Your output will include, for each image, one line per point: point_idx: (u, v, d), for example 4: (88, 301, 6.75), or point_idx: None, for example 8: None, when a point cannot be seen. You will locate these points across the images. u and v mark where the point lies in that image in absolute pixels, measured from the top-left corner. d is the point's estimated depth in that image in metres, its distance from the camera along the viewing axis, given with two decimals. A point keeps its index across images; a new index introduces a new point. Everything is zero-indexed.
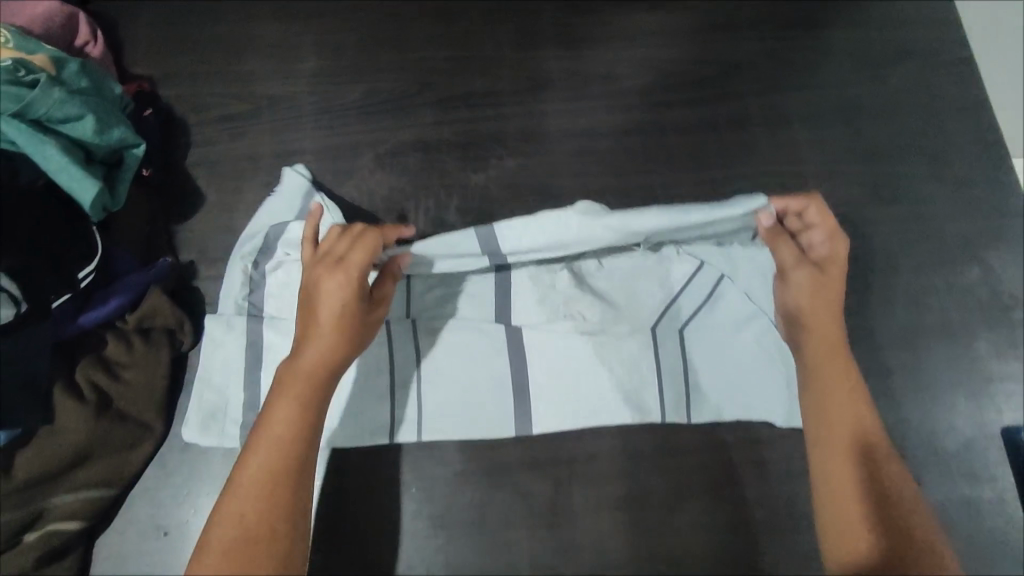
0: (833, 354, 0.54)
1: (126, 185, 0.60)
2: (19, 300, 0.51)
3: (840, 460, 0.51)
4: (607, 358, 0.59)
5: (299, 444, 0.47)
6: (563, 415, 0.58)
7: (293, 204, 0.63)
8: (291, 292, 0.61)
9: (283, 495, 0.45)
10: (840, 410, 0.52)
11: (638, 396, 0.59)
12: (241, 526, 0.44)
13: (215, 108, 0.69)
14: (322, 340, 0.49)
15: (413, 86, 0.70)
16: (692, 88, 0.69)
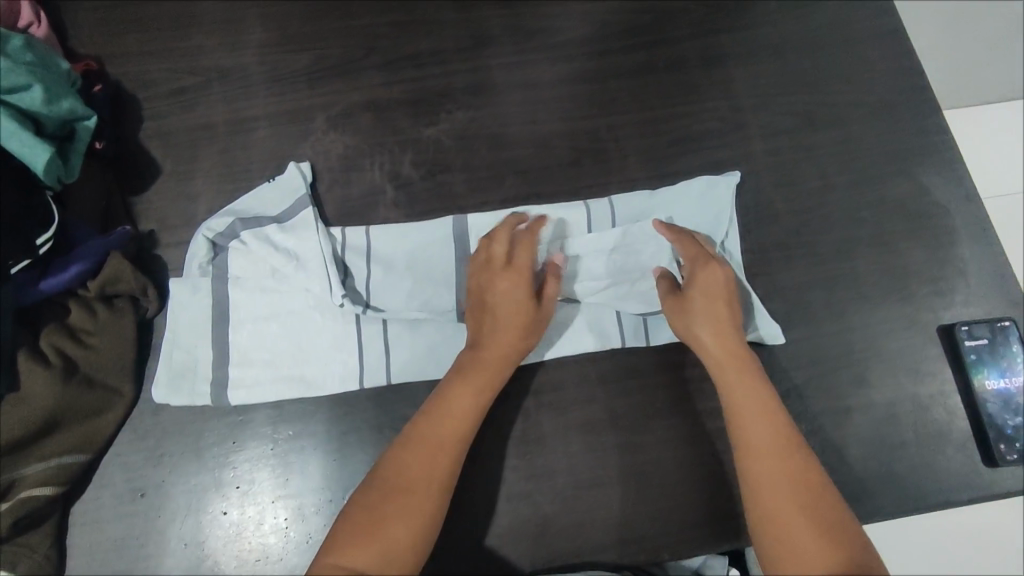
0: (746, 391, 0.55)
1: (79, 156, 0.61)
2: None
3: (770, 483, 0.51)
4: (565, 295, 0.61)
5: (451, 421, 0.53)
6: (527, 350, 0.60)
7: (276, 195, 0.64)
8: (259, 256, 0.62)
9: (425, 465, 0.51)
10: (767, 453, 0.52)
11: (599, 326, 0.61)
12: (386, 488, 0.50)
13: (165, 84, 0.70)
14: (506, 327, 0.57)
15: (361, 50, 0.71)
16: (631, 35, 0.73)
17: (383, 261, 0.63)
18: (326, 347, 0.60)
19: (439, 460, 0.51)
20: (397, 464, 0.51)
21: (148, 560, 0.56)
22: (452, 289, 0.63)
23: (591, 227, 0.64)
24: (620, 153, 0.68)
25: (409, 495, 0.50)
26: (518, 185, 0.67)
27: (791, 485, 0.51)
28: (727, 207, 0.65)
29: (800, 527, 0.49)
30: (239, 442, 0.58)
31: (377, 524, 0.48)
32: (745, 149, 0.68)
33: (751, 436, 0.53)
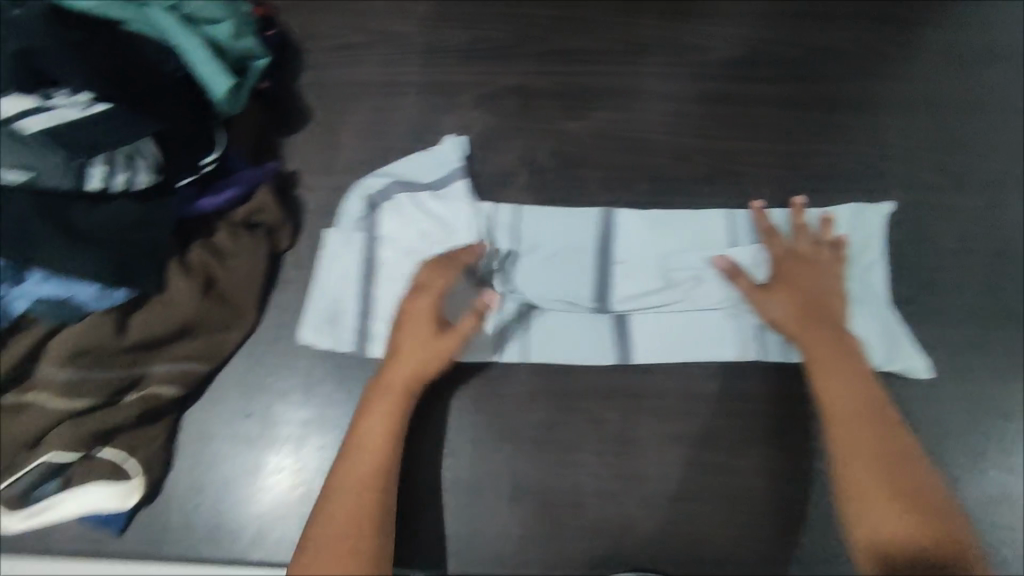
0: (827, 354, 0.55)
1: (246, 92, 0.62)
2: (159, 170, 0.55)
3: (857, 436, 0.51)
4: (703, 303, 0.61)
5: (373, 442, 0.54)
6: (662, 350, 0.60)
7: (432, 161, 0.67)
8: (411, 218, 0.65)
9: (346, 478, 0.52)
10: (860, 431, 0.52)
11: (739, 339, 0.60)
12: (349, 507, 0.51)
13: (330, 38, 0.73)
14: (414, 356, 0.56)
15: (517, 37, 0.74)
16: (784, 65, 0.72)
17: (528, 235, 0.64)
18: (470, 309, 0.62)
19: (340, 477, 0.52)
20: (338, 480, 0.52)
21: (246, 476, 0.59)
22: (592, 279, 0.63)
23: (738, 240, 0.64)
24: (754, 180, 0.68)
25: (339, 512, 0.50)
26: (649, 191, 0.68)
27: (879, 466, 0.50)
28: (876, 235, 0.65)
29: (881, 503, 0.48)
30: (346, 386, 0.61)
31: (349, 485, 0.52)
32: (884, 198, 0.67)
33: (847, 415, 0.52)
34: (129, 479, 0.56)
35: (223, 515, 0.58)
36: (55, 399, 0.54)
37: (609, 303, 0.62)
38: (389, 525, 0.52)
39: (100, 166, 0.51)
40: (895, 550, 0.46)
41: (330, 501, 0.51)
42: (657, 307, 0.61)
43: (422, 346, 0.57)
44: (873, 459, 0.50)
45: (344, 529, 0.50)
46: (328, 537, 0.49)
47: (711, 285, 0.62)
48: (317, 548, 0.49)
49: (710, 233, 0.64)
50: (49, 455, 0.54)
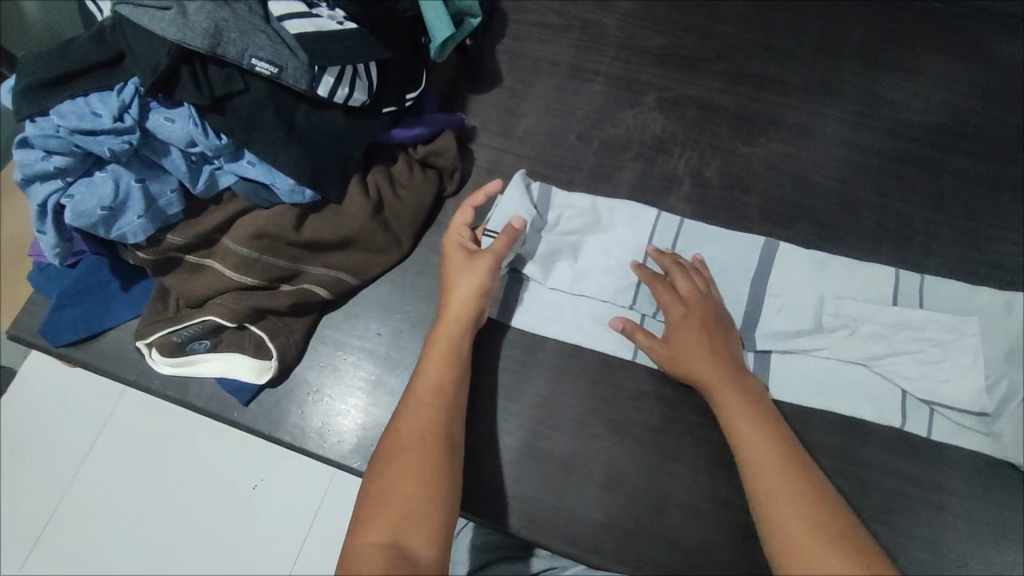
0: (738, 401, 0.54)
1: (456, 43, 0.67)
2: (370, 94, 0.59)
3: (772, 486, 0.49)
4: (847, 356, 0.60)
5: (436, 378, 0.54)
6: (794, 391, 0.60)
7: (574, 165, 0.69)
8: (569, 212, 0.67)
9: (412, 414, 0.52)
10: (767, 464, 0.51)
11: (878, 400, 0.59)
12: (400, 445, 0.51)
13: (533, 14, 0.77)
14: (455, 286, 0.59)
15: (710, 52, 0.74)
16: (984, 142, 0.69)
17: (685, 244, 0.66)
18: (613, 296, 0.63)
19: (411, 414, 0.52)
20: (401, 421, 0.52)
21: (360, 389, 0.62)
22: (742, 303, 0.63)
23: (896, 301, 0.63)
24: (925, 248, 0.65)
25: (401, 449, 0.50)
26: (808, 232, 0.66)
27: (807, 515, 0.48)
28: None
29: (840, 556, 0.45)
30: (476, 336, 0.64)
31: (416, 403, 0.53)
32: None
33: (752, 458, 0.51)
34: (269, 359, 0.61)
35: (333, 417, 0.61)
36: (233, 268, 0.60)
37: (753, 333, 0.62)
38: (454, 447, 0.52)
39: (330, 77, 0.56)
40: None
41: (400, 416, 0.53)
42: (801, 347, 0.61)
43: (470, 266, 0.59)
44: (797, 515, 0.47)
45: (412, 441, 0.51)
46: (393, 448, 0.51)
47: (858, 339, 0.60)
48: (387, 456, 0.50)
49: (870, 290, 0.63)
50: (211, 316, 0.59)
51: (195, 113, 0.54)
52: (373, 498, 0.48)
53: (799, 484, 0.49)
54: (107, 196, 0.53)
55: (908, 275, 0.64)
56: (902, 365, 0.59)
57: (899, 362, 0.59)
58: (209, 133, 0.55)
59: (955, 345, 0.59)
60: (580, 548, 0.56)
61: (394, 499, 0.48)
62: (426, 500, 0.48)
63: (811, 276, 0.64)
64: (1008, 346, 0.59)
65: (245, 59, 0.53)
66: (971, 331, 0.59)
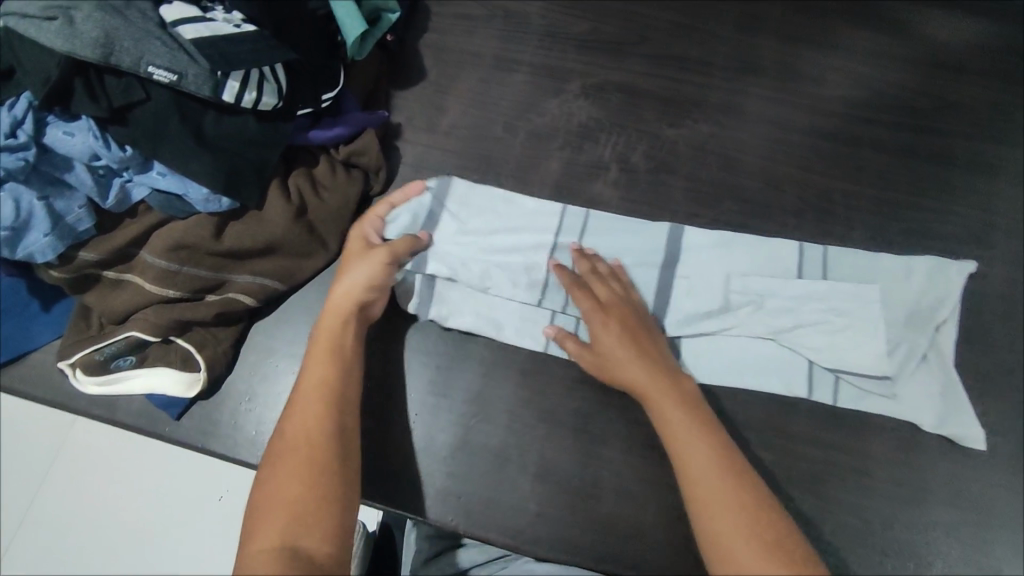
0: (671, 401, 0.53)
1: (374, 41, 0.67)
2: (281, 97, 0.58)
3: (714, 492, 0.48)
4: (757, 332, 0.61)
5: (324, 370, 0.55)
6: (707, 368, 0.61)
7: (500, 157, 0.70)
8: (479, 203, 0.67)
9: (299, 414, 0.52)
10: (685, 440, 0.51)
11: (787, 372, 0.60)
12: (288, 448, 0.50)
13: (457, 6, 0.76)
14: (346, 280, 0.60)
15: (634, 37, 0.74)
16: (903, 112, 0.70)
17: (592, 233, 0.66)
18: (523, 288, 0.63)
19: (300, 414, 0.52)
20: (289, 424, 0.52)
21: None
22: (649, 292, 0.63)
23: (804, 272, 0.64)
24: (847, 221, 0.66)
25: (290, 454, 0.50)
26: (734, 210, 0.67)
27: (723, 485, 0.49)
28: (950, 292, 0.62)
29: (751, 517, 0.47)
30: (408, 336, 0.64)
31: (308, 407, 0.53)
32: (984, 269, 0.64)
33: (677, 433, 0.52)
34: (197, 371, 0.60)
35: (267, 424, 0.61)
36: (154, 283, 0.59)
37: (664, 315, 0.63)
38: (347, 441, 0.52)
39: (235, 81, 0.54)
40: None
41: (285, 421, 0.52)
42: (711, 324, 0.62)
43: (361, 261, 0.61)
44: (738, 519, 0.47)
45: (303, 443, 0.50)
46: (281, 455, 0.50)
47: (768, 313, 0.61)
48: (276, 461, 0.50)
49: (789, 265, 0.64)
50: (133, 331, 0.59)
51: (94, 125, 0.53)
52: (265, 503, 0.48)
53: (739, 489, 0.49)
54: (6, 215, 0.52)
55: (814, 248, 0.65)
56: (808, 336, 0.60)
57: (807, 333, 0.60)
58: (112, 145, 0.54)
59: (857, 311, 0.60)
60: (517, 539, 0.57)
61: (284, 502, 0.47)
62: (321, 497, 0.48)
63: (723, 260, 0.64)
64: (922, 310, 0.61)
65: (141, 67, 0.51)
66: (870, 297, 0.61)
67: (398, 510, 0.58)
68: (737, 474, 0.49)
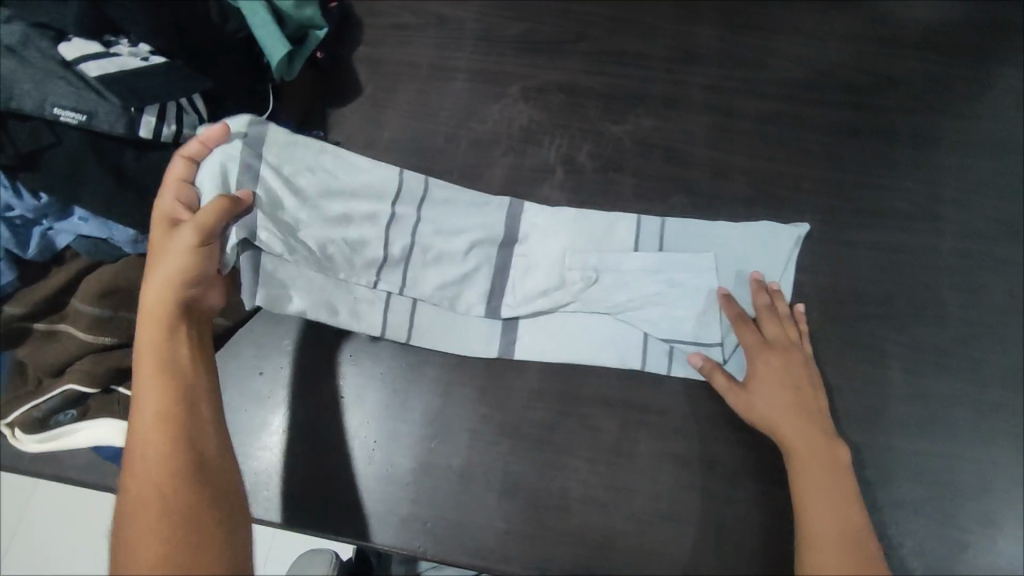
0: (817, 452, 0.53)
1: (302, 60, 0.65)
2: (204, 127, 0.56)
3: (839, 547, 0.49)
4: (595, 308, 0.62)
5: (156, 387, 0.48)
6: (548, 348, 0.61)
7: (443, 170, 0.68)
8: (301, 154, 0.61)
9: (142, 448, 0.47)
10: (812, 484, 0.52)
11: (627, 347, 0.61)
12: (141, 490, 0.45)
13: (388, 16, 0.74)
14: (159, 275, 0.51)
15: (571, 34, 0.72)
16: (844, 91, 0.69)
17: (431, 211, 0.64)
18: (359, 275, 0.62)
19: (144, 448, 0.47)
20: (133, 463, 0.46)
21: (250, 433, 0.60)
22: (491, 269, 0.64)
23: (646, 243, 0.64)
24: (796, 205, 0.66)
25: (144, 498, 0.45)
26: (683, 204, 0.66)
27: (843, 537, 0.50)
28: (784, 255, 0.63)
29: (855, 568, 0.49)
30: (354, 356, 0.62)
31: (145, 454, 0.46)
32: (933, 242, 0.64)
33: (805, 473, 0.53)
34: None
35: None
36: (88, 330, 0.57)
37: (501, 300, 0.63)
38: (209, 458, 0.48)
39: (151, 115, 0.53)
40: None
41: (128, 459, 0.47)
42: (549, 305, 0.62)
43: (163, 250, 0.51)
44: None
45: (148, 492, 0.45)
46: (132, 500, 0.45)
47: (610, 289, 0.62)
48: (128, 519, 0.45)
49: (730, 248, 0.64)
50: (71, 383, 0.56)
51: (4, 175, 0.52)
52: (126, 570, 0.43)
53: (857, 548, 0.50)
54: None
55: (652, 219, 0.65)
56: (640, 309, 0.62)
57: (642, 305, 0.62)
58: (23, 194, 0.53)
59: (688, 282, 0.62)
60: (488, 560, 0.56)
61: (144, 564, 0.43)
62: (183, 543, 0.44)
63: (563, 237, 0.64)
64: (866, 295, 0.63)
65: (46, 109, 0.50)
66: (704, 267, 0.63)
67: (365, 541, 0.57)
68: (852, 530, 0.50)
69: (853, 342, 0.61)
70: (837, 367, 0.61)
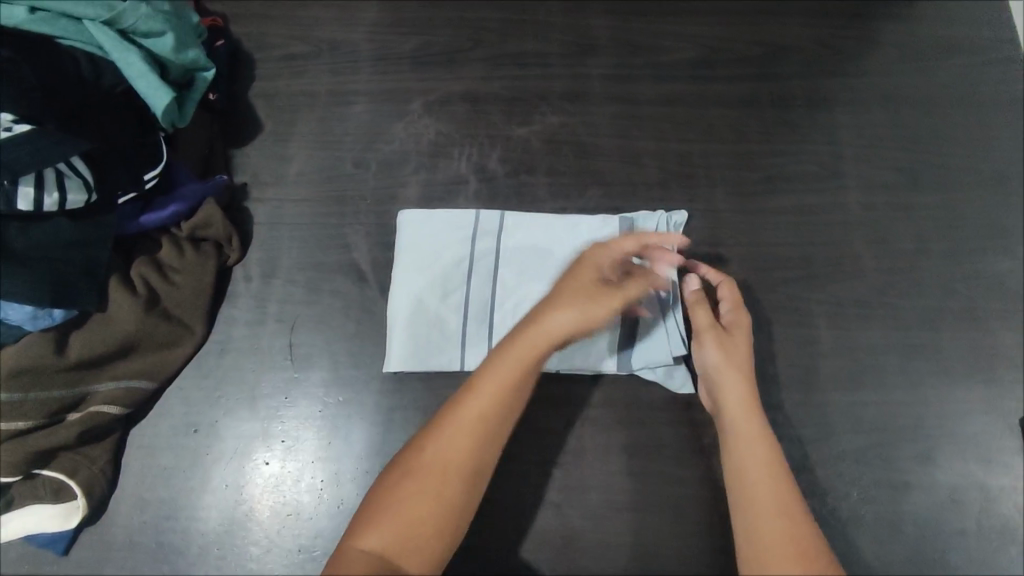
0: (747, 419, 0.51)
1: (194, 104, 0.63)
2: (90, 189, 0.55)
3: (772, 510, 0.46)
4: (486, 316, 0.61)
5: (473, 387, 0.47)
6: (440, 358, 0.60)
7: (356, 196, 0.67)
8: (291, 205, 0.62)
9: (465, 438, 0.46)
10: (742, 451, 0.50)
11: None
12: (436, 466, 0.45)
13: (281, 47, 0.73)
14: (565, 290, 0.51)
15: (467, 42, 0.72)
16: (738, 65, 0.71)
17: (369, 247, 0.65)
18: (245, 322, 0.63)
19: (462, 434, 0.46)
20: (429, 451, 0.46)
21: (191, 493, 0.58)
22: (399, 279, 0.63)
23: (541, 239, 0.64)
24: (707, 181, 0.67)
25: (439, 481, 0.45)
26: (599, 196, 0.67)
27: (780, 496, 0.47)
28: None
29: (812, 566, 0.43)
30: (290, 398, 0.61)
31: (471, 429, 0.46)
32: (840, 199, 0.66)
33: (745, 461, 0.49)
34: (75, 498, 0.56)
35: (165, 529, 0.57)
36: None
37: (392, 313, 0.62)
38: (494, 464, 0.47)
39: (28, 187, 0.52)
40: None
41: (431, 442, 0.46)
42: (445, 316, 0.61)
43: (569, 282, 0.51)
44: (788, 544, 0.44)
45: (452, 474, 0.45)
46: (408, 479, 0.45)
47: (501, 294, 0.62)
48: (404, 479, 0.45)
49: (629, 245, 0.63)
50: None
51: None
52: (370, 525, 0.44)
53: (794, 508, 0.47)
54: None
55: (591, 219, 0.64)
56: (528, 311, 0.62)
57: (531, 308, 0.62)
58: None
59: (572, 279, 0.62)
60: None
61: (430, 535, 0.44)
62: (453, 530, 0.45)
63: (480, 246, 0.63)
64: (786, 259, 0.64)
65: None
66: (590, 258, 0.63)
67: None
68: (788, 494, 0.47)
69: (778, 307, 0.63)
70: (767, 333, 0.62)
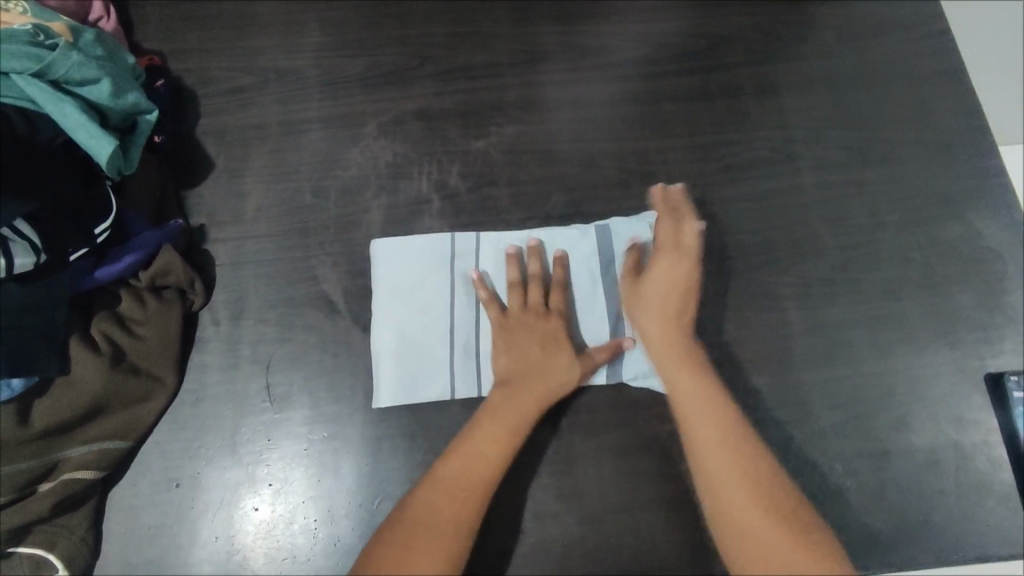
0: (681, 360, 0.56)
1: (139, 149, 0.61)
2: (39, 250, 0.52)
3: (718, 448, 0.51)
4: (468, 340, 0.61)
5: (461, 450, 0.53)
6: (427, 388, 0.60)
7: (319, 226, 0.66)
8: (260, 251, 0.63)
9: (457, 493, 0.51)
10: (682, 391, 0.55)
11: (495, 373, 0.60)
12: (430, 521, 0.49)
13: (224, 81, 0.71)
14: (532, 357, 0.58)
15: (415, 59, 0.72)
16: (684, 59, 0.72)
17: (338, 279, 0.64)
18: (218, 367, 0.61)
19: (453, 490, 0.51)
20: (422, 507, 0.50)
21: (179, 549, 0.57)
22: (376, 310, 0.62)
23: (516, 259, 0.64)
24: (667, 177, 0.68)
25: (434, 533, 0.48)
26: (563, 201, 0.67)
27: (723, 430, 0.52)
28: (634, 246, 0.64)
29: (780, 532, 0.47)
30: (273, 441, 0.59)
31: (451, 485, 0.51)
32: (796, 182, 0.68)
33: (685, 400, 0.54)
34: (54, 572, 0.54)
35: None
36: None
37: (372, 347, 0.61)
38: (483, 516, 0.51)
39: None
40: (759, 546, 0.47)
41: (424, 498, 0.50)
42: (427, 343, 0.61)
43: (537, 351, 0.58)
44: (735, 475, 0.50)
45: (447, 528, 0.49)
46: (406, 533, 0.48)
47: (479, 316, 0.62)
48: (399, 534, 0.48)
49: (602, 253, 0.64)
50: None
51: None
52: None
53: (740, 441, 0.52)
54: None
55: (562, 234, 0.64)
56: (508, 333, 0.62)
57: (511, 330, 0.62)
58: None
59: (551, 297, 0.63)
60: None
61: None
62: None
63: (459, 269, 0.63)
64: (751, 245, 0.66)
65: None
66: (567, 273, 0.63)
67: None
68: (729, 426, 0.52)
69: (748, 293, 0.64)
70: (740, 321, 0.63)
